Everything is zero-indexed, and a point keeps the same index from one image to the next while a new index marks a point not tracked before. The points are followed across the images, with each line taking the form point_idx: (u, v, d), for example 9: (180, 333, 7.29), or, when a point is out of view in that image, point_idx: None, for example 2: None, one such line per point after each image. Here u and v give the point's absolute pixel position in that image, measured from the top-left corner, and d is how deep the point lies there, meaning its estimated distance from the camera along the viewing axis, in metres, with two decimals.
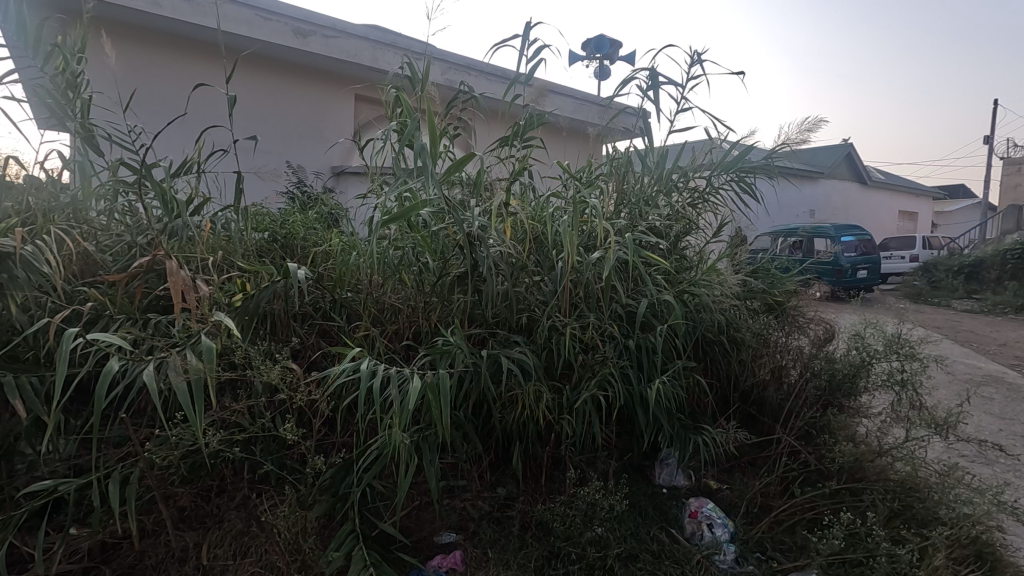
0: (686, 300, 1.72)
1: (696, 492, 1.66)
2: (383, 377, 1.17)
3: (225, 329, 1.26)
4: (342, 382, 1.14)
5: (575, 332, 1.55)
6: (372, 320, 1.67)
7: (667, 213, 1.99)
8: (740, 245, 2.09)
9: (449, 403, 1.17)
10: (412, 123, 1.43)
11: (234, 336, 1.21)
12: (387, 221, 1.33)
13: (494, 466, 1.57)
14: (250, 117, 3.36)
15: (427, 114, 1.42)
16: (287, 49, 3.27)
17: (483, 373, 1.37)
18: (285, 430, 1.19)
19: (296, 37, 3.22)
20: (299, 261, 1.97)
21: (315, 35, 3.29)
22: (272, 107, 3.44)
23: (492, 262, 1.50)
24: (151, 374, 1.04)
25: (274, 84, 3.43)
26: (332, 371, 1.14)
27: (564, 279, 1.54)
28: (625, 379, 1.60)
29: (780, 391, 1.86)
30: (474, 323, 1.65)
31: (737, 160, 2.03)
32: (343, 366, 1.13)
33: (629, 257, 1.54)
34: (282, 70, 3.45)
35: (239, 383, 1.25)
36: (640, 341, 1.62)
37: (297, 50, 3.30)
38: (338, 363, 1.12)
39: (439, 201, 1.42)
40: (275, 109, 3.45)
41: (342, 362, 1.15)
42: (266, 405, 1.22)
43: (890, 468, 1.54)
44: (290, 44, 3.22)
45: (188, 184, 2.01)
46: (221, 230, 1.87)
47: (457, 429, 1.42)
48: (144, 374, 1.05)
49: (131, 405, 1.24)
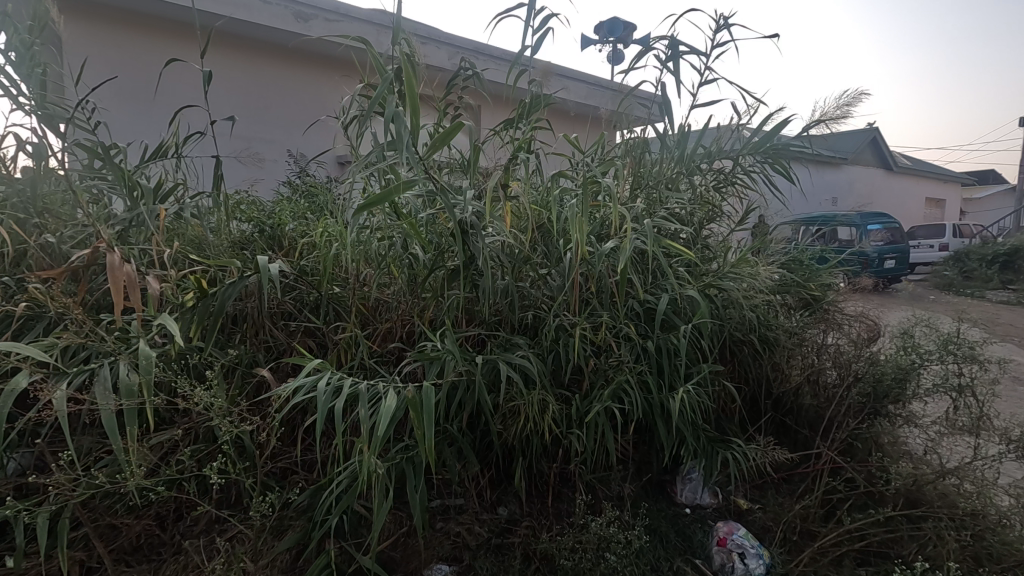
0: (712, 295, 1.52)
1: (723, 512, 1.47)
2: (353, 392, 0.97)
3: (175, 335, 1.09)
4: (297, 405, 0.90)
5: (586, 333, 1.36)
6: (360, 319, 1.51)
7: (690, 198, 1.80)
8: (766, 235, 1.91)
9: (432, 427, 0.97)
10: (384, 83, 1.19)
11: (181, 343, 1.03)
12: (362, 206, 1.13)
13: (494, 483, 1.41)
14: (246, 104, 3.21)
15: (404, 71, 1.16)
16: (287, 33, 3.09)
17: (479, 383, 1.18)
18: (212, 473, 1.00)
19: (296, 21, 3.03)
20: (286, 253, 1.81)
21: (315, 19, 3.10)
22: (267, 91, 3.27)
23: (488, 253, 1.30)
24: (62, 398, 0.86)
25: (271, 70, 3.27)
26: (283, 391, 0.91)
27: (574, 271, 1.34)
28: (643, 387, 1.40)
29: (817, 397, 1.66)
30: (472, 322, 1.47)
31: (771, 137, 1.81)
32: (296, 383, 0.90)
33: (649, 246, 1.33)
34: (279, 55, 3.30)
35: (187, 397, 1.07)
36: (660, 343, 1.42)
37: (297, 35, 3.11)
38: (289, 378, 0.89)
39: (422, 180, 1.21)
40: (268, 94, 3.28)
41: (299, 377, 0.93)
42: (226, 422, 1.05)
43: (956, 491, 1.32)
44: (291, 29, 3.03)
45: (163, 170, 1.84)
46: (193, 219, 1.71)
47: (450, 444, 1.25)
48: (54, 397, 0.87)
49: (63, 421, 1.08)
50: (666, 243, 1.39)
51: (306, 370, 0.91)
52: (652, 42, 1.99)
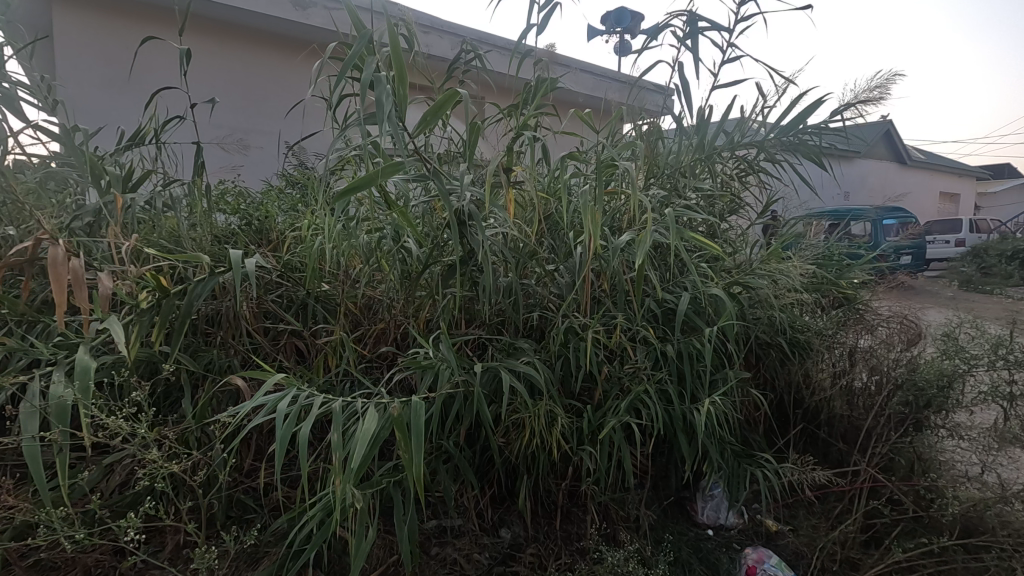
0: (738, 294, 1.37)
1: (749, 534, 1.33)
2: (327, 410, 0.82)
3: (122, 340, 0.95)
4: (260, 426, 0.76)
5: (599, 336, 1.21)
6: (349, 320, 1.39)
7: (711, 188, 1.67)
8: (787, 229, 1.79)
9: (420, 452, 0.82)
10: (361, 44, 1.01)
11: (126, 351, 0.89)
12: (343, 192, 0.98)
13: (495, 501, 1.28)
14: (244, 95, 3.00)
15: (390, 34, 0.99)
16: (286, 23, 2.87)
17: (478, 394, 1.03)
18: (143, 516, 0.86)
19: (296, 9, 2.81)
20: (273, 248, 1.68)
21: (316, 7, 2.87)
22: (253, 75, 3.01)
23: (489, 248, 1.16)
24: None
25: (272, 61, 3.07)
26: (244, 408, 0.76)
27: (585, 267, 1.19)
28: (662, 396, 1.26)
29: (851, 407, 1.51)
30: (473, 323, 1.34)
31: (801, 119, 1.65)
32: (259, 400, 0.75)
33: (672, 239, 1.17)
34: (281, 44, 3.09)
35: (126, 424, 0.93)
36: (681, 347, 1.27)
37: (297, 24, 2.91)
38: (251, 395, 0.74)
39: (411, 163, 1.06)
40: (253, 77, 3.02)
41: (259, 394, 0.78)
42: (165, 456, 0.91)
43: (1019, 518, 1.16)
44: (290, 17, 2.81)
45: (140, 157, 1.72)
46: (170, 211, 1.58)
47: (446, 461, 1.12)
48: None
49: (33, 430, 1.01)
50: (690, 234, 1.23)
51: (272, 385, 0.76)
52: (669, 20, 1.82)
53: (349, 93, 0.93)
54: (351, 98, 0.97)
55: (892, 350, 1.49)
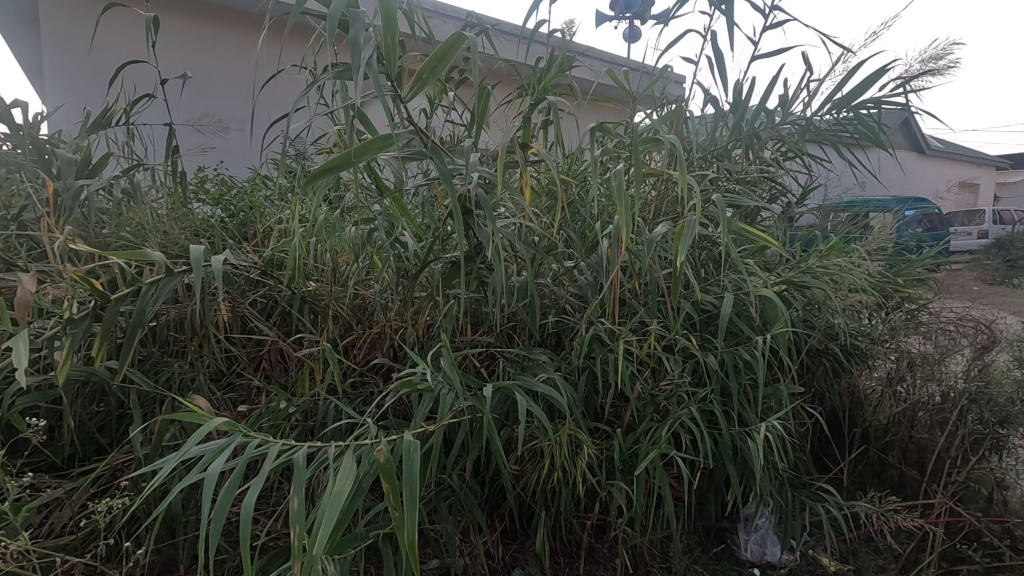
0: (789, 296, 1.18)
1: (803, 574, 1.14)
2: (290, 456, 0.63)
3: (38, 361, 0.77)
4: (196, 485, 0.56)
5: (631, 347, 1.01)
6: (340, 324, 1.21)
7: (749, 173, 1.46)
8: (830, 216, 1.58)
9: (412, 508, 0.61)
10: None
11: (33, 379, 0.71)
12: (314, 178, 0.78)
13: (507, 536, 1.09)
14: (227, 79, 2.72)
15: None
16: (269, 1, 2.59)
17: (488, 422, 0.84)
18: None
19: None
20: (256, 242, 1.50)
21: None
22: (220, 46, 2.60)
23: (500, 242, 0.97)
24: None
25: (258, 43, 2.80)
26: (174, 460, 0.56)
27: (614, 266, 0.99)
28: (705, 416, 1.06)
29: (914, 424, 1.30)
30: (481, 330, 1.15)
31: (857, 93, 1.43)
32: (194, 451, 0.55)
33: (722, 230, 0.97)
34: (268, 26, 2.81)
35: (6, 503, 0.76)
36: (726, 359, 1.08)
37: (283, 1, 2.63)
38: (182, 444, 0.54)
39: (404, 137, 0.86)
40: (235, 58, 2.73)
41: (197, 440, 0.59)
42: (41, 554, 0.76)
43: None
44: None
45: (107, 142, 1.54)
46: (140, 201, 1.41)
47: (449, 498, 0.93)
48: None
49: (6, 442, 0.99)
50: (739, 225, 1.03)
51: (210, 429, 0.56)
52: None
53: (318, 39, 0.71)
54: (323, 48, 0.75)
55: (959, 356, 1.28)
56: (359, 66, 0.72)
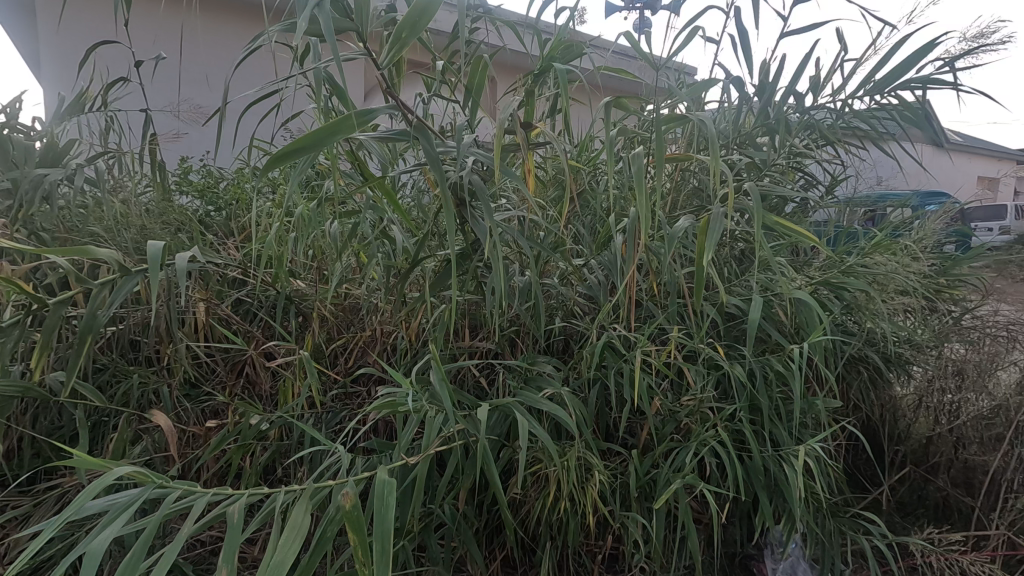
0: (826, 297, 1.05)
1: None
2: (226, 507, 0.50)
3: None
4: (104, 544, 0.45)
5: (649, 358, 0.89)
6: (328, 325, 1.10)
7: (777, 160, 1.32)
8: (863, 207, 1.43)
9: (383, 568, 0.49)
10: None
11: None
12: (271, 164, 0.65)
13: (508, 566, 0.98)
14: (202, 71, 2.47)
15: None
16: None
17: (484, 447, 0.72)
18: None
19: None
20: (242, 235, 1.38)
21: None
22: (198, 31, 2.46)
23: (500, 238, 0.84)
24: None
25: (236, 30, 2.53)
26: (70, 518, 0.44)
27: (630, 264, 0.86)
28: (731, 435, 0.94)
29: (964, 441, 1.16)
30: (480, 335, 1.03)
31: (897, 73, 1.28)
32: (95, 505, 0.44)
33: (755, 224, 0.84)
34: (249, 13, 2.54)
35: None
36: (756, 371, 0.95)
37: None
38: (79, 497, 0.43)
39: (386, 113, 0.74)
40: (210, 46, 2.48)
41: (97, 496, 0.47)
42: None
43: None
44: None
45: (79, 129, 1.42)
46: (114, 192, 1.29)
47: (439, 529, 0.82)
48: None
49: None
50: (772, 218, 0.90)
51: (114, 477, 0.45)
52: None
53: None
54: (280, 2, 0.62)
55: (1007, 364, 1.17)
56: (325, 19, 0.60)
